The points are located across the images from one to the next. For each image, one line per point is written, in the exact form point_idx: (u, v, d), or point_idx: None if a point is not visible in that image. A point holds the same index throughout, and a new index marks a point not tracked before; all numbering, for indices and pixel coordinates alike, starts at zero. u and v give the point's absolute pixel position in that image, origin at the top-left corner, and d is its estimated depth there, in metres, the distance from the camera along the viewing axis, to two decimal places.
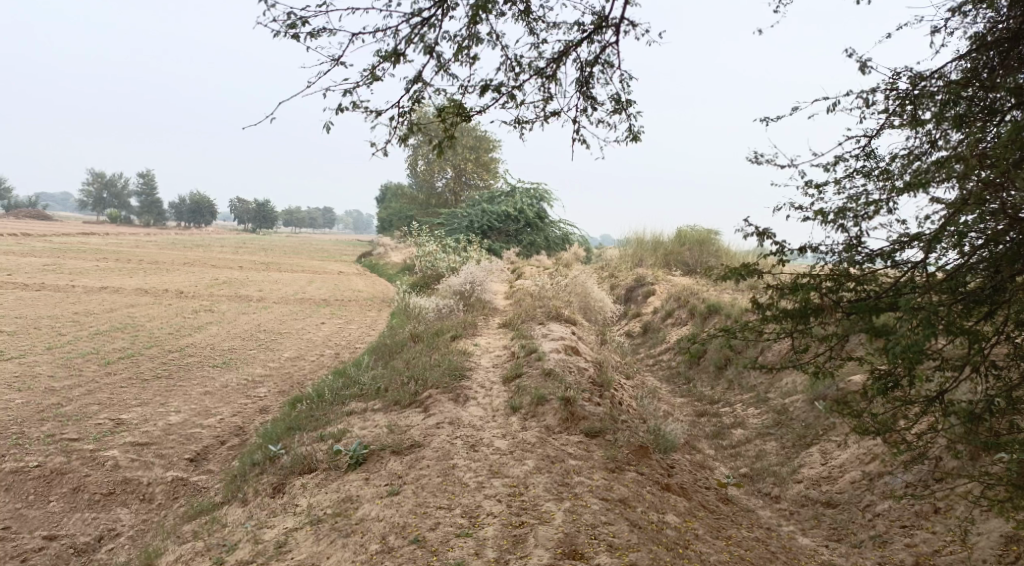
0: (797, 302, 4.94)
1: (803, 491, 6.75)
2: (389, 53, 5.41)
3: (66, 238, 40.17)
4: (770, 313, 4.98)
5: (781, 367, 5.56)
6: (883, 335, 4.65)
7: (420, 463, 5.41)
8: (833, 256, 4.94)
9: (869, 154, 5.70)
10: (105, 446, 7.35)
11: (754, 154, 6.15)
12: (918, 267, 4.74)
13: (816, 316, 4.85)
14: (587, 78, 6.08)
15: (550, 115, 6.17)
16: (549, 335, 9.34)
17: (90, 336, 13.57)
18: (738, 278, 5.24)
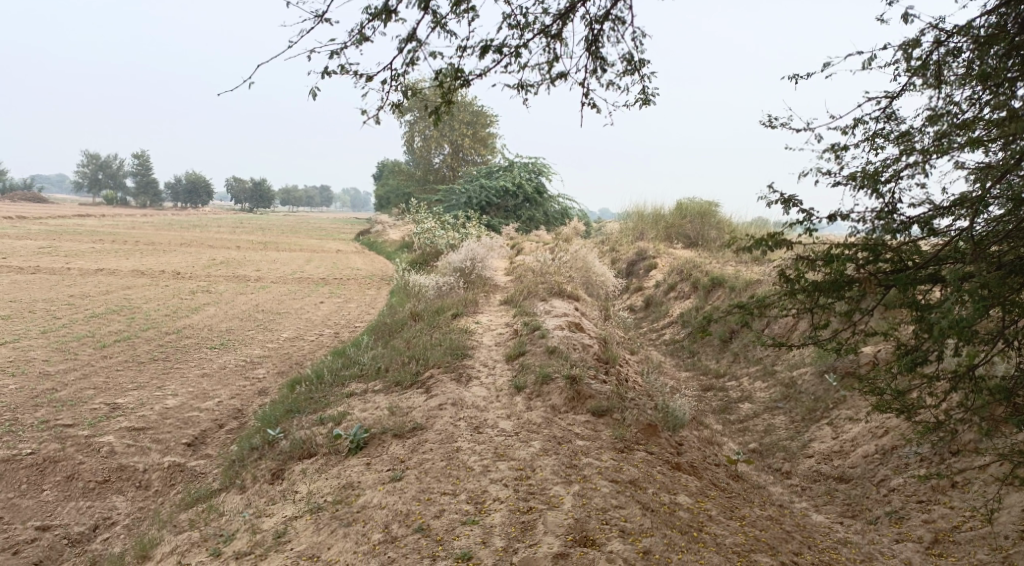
0: (829, 274, 4.72)
1: (814, 466, 6.60)
2: (379, 10, 5.12)
3: (62, 220, 39.78)
4: (798, 284, 4.78)
5: (798, 342, 5.36)
6: (920, 307, 4.45)
7: (423, 447, 5.25)
8: (865, 226, 4.72)
9: (890, 116, 5.46)
10: (100, 432, 7.19)
11: (768, 118, 5.92)
12: (956, 235, 4.52)
13: (848, 287, 4.66)
14: (597, 37, 5.80)
15: (555, 77, 5.90)
16: (553, 312, 9.16)
17: (85, 319, 13.38)
18: (762, 248, 5.02)
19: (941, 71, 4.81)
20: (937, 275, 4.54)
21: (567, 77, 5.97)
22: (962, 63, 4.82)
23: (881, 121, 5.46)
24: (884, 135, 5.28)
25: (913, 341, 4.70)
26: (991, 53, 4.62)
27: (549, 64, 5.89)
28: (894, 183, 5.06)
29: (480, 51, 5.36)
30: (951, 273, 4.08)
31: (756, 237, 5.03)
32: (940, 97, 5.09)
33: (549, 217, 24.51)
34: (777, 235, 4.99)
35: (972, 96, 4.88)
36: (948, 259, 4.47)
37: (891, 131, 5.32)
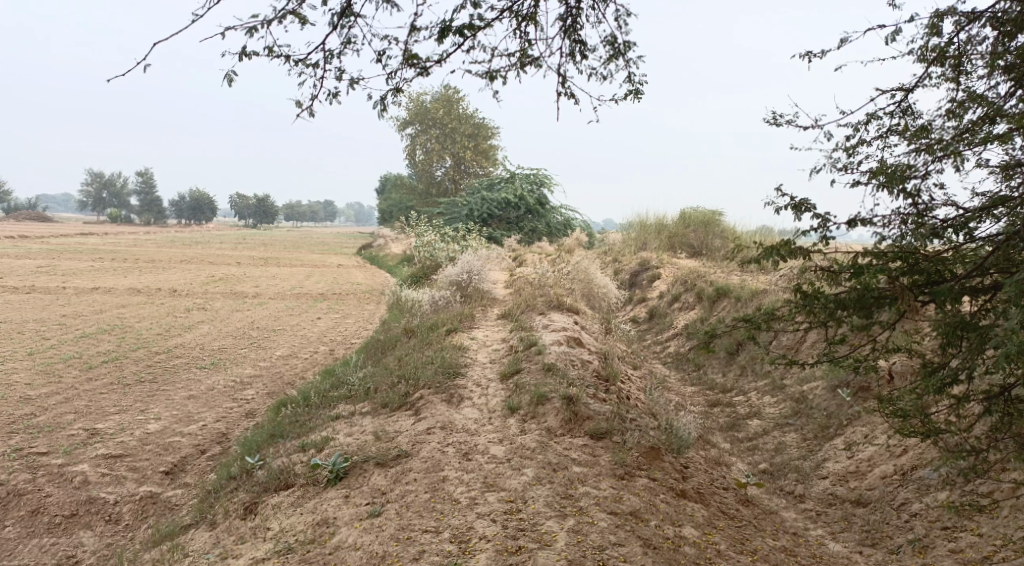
0: (859, 289, 4.35)
1: (829, 488, 6.21)
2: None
3: (65, 239, 39.65)
4: (820, 300, 4.45)
5: (815, 361, 4.98)
6: (966, 325, 4.07)
7: (406, 477, 4.88)
8: (892, 231, 4.38)
9: (905, 111, 5.12)
10: (74, 460, 6.85)
11: (774, 115, 5.62)
12: (993, 237, 4.18)
13: (883, 304, 4.34)
14: (574, 20, 5.47)
15: (527, 63, 5.60)
16: (551, 326, 8.77)
17: (75, 340, 13.06)
18: (775, 259, 4.69)
19: (960, 61, 4.50)
20: (976, 287, 4.20)
21: (541, 64, 5.66)
22: (982, 52, 4.51)
23: (897, 116, 5.14)
24: (901, 132, 4.95)
25: (944, 359, 4.33)
26: (1016, 39, 4.32)
27: (521, 49, 5.57)
28: (918, 180, 4.78)
29: (437, 33, 5.04)
30: (1009, 288, 3.71)
31: (769, 247, 4.69)
32: (960, 88, 4.76)
33: (551, 228, 24.15)
34: (791, 244, 4.67)
35: (994, 86, 4.61)
36: (991, 268, 4.12)
37: (909, 125, 5.05)
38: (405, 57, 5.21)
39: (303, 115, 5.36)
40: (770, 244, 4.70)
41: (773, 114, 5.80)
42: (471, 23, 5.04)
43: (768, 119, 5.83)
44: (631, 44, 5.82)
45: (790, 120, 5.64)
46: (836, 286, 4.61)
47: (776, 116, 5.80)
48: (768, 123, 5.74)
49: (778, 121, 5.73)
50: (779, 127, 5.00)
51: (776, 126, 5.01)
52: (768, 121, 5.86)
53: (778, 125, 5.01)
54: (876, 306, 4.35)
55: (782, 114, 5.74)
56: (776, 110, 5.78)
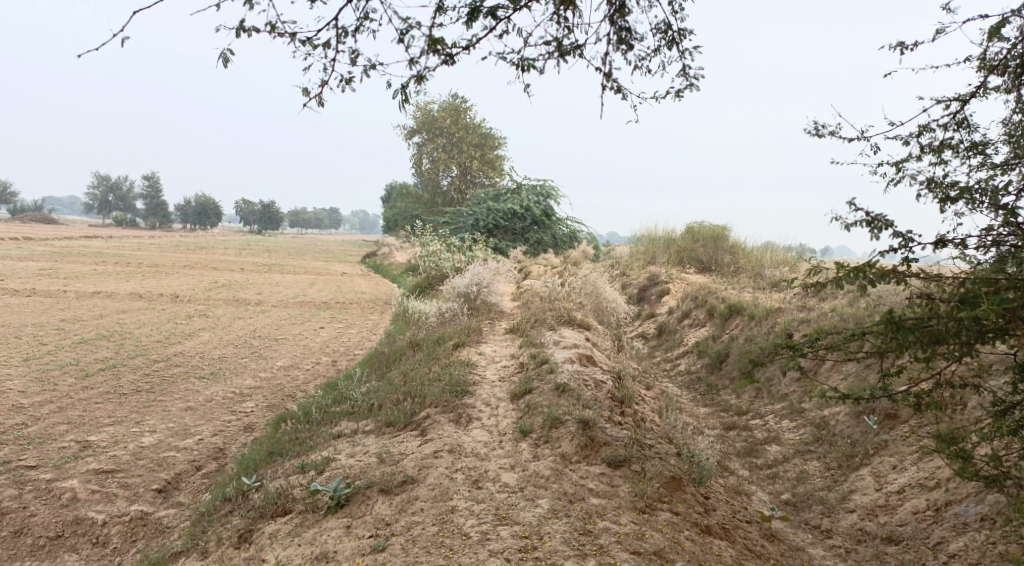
0: (966, 320, 4.13)
1: (857, 522, 5.88)
2: None
3: (69, 242, 39.53)
4: (915, 332, 4.29)
5: (886, 393, 4.73)
6: None
7: (412, 507, 4.58)
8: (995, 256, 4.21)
9: (963, 123, 5.00)
10: (64, 475, 6.56)
11: (819, 129, 5.51)
12: None
13: (987, 335, 4.19)
14: (622, 8, 5.24)
15: (565, 55, 5.36)
16: (562, 342, 8.48)
17: (72, 346, 12.77)
18: (860, 282, 4.55)
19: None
20: None
21: (581, 54, 5.45)
22: None
23: (955, 130, 5.01)
24: (962, 147, 4.83)
25: None
26: None
27: (560, 39, 5.34)
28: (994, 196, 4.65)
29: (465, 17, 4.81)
30: None
31: (853, 270, 4.55)
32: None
33: (557, 240, 23.82)
34: (874, 267, 4.56)
35: None
36: None
37: (963, 139, 5.00)
38: (431, 44, 5.01)
39: (314, 107, 5.21)
40: (854, 268, 4.56)
41: (817, 126, 5.72)
42: (503, 9, 4.81)
43: (811, 130, 5.75)
44: (686, 32, 5.50)
45: (835, 133, 5.56)
46: (930, 314, 4.38)
47: (819, 127, 5.72)
48: (812, 136, 5.65)
49: (822, 132, 5.65)
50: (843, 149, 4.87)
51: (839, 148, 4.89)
52: (810, 132, 5.78)
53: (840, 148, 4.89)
54: (975, 338, 4.21)
55: (826, 125, 5.66)
56: (819, 122, 5.70)
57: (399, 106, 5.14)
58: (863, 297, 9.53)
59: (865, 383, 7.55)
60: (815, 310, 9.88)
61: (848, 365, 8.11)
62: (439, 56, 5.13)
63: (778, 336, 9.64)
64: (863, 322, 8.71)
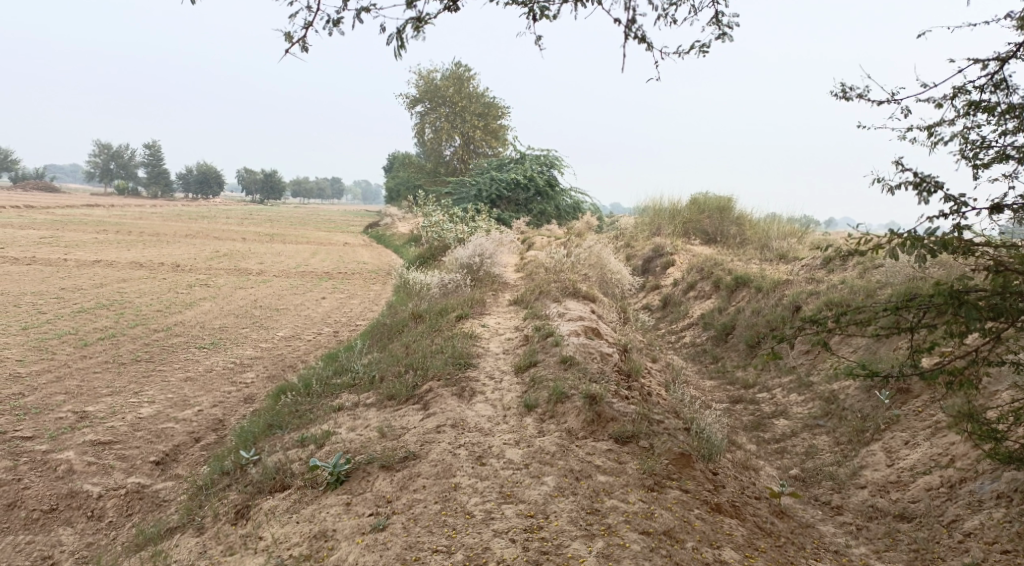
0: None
1: (868, 499, 5.76)
2: None
3: (71, 210, 39.35)
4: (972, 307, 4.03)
5: (916, 369, 4.49)
6: None
7: (414, 484, 4.44)
8: None
9: (1003, 84, 4.83)
10: (61, 446, 6.45)
11: (848, 91, 5.30)
12: None
13: None
14: None
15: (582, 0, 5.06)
16: (567, 314, 8.30)
17: (72, 315, 12.65)
18: (918, 251, 4.23)
19: None
20: None
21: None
22: None
23: (993, 92, 4.84)
24: (1008, 108, 4.65)
25: None
26: None
27: None
28: None
29: None
30: None
31: (911, 238, 4.23)
32: None
33: (561, 211, 23.54)
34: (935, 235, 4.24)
35: None
36: None
37: (1000, 102, 4.79)
38: None
39: (295, 54, 4.86)
40: (912, 236, 4.23)
41: (843, 88, 5.50)
42: None
43: (838, 93, 5.52)
44: None
45: (862, 94, 5.33)
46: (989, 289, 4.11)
47: (846, 90, 5.48)
48: (838, 97, 5.42)
49: (849, 94, 5.42)
50: (887, 110, 4.65)
51: (883, 110, 4.67)
52: (836, 95, 5.56)
53: (884, 110, 4.68)
54: None
55: (853, 87, 5.42)
56: (845, 84, 5.47)
57: (396, 53, 4.81)
58: (873, 269, 9.33)
59: (876, 357, 7.39)
60: (825, 282, 9.67)
61: (859, 338, 7.93)
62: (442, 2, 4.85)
63: (786, 308, 9.45)
64: (874, 297, 8.52)
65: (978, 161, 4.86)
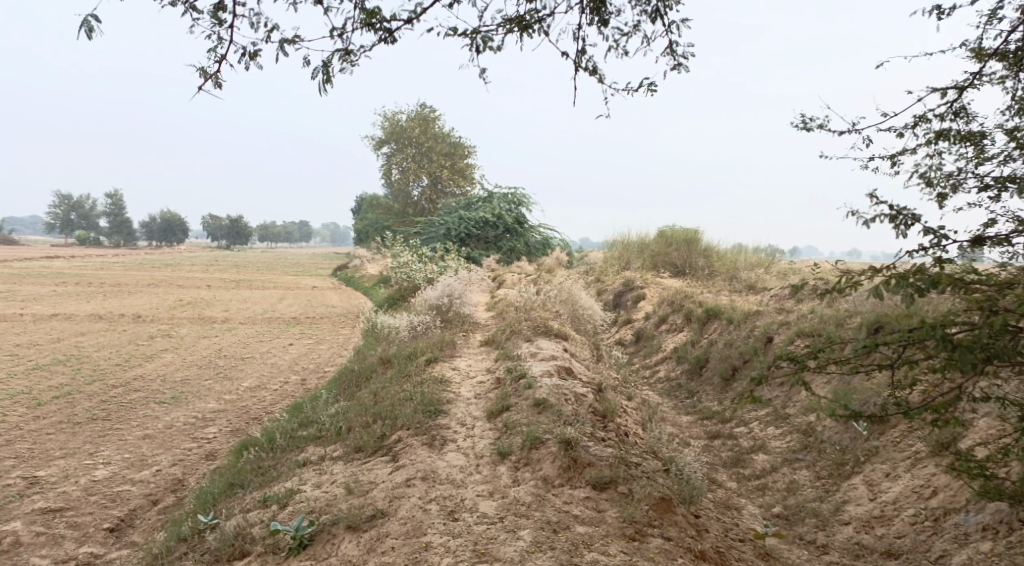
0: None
1: (853, 536, 5.63)
2: None
3: (29, 263, 38.33)
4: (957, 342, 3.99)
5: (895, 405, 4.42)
6: None
7: (383, 545, 4.24)
8: None
9: (964, 111, 4.88)
10: (6, 517, 6.06)
11: (810, 122, 5.28)
12: None
13: None
14: None
15: (528, 31, 5.06)
16: (540, 354, 8.13)
17: (25, 372, 12.13)
18: (905, 289, 4.19)
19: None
20: None
21: (544, 27, 5.15)
22: None
23: (955, 121, 4.88)
24: (973, 136, 4.68)
25: None
26: None
27: (521, 13, 5.03)
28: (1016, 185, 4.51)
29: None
30: None
31: (898, 276, 4.19)
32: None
33: (530, 247, 23.52)
34: (921, 271, 4.21)
35: None
36: None
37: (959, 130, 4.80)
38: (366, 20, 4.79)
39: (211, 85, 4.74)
40: (899, 273, 4.19)
41: (803, 119, 5.49)
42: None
43: (798, 124, 5.51)
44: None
45: (824, 125, 5.32)
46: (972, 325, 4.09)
47: (806, 120, 5.47)
48: (799, 129, 5.41)
49: (810, 125, 5.41)
50: (857, 141, 4.62)
51: (854, 142, 4.64)
52: (798, 126, 5.55)
53: (855, 141, 4.64)
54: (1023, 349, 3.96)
55: (814, 118, 5.42)
56: (806, 116, 5.46)
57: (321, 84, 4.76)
58: (841, 298, 9.34)
59: (851, 387, 7.33)
60: (795, 312, 9.65)
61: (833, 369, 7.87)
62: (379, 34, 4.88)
63: (758, 340, 9.40)
64: (844, 326, 8.51)
65: (942, 190, 4.84)
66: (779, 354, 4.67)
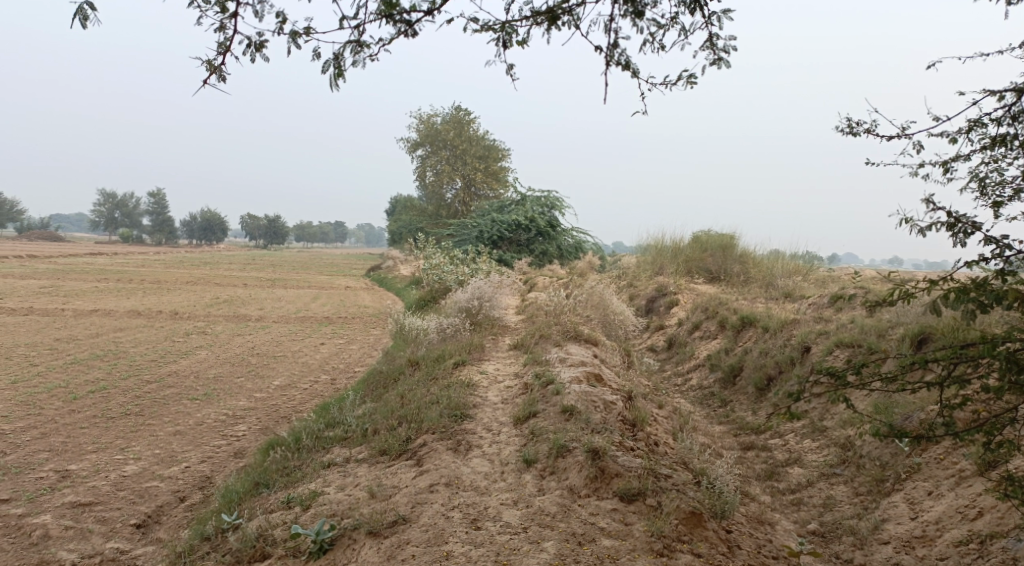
0: None
1: (892, 556, 5.41)
2: None
3: (74, 259, 39.33)
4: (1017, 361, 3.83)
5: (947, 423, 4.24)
6: None
7: (403, 553, 4.21)
8: None
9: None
10: (37, 509, 6.13)
11: (857, 126, 5.07)
12: None
13: None
14: None
15: (558, 23, 4.92)
16: (569, 359, 8.00)
17: (64, 367, 12.36)
18: (966, 305, 4.03)
19: None
20: None
21: (573, 18, 5.01)
22: None
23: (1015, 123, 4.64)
24: None
25: None
26: None
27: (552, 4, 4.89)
28: None
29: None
30: None
31: (959, 291, 4.03)
32: None
33: (562, 251, 23.35)
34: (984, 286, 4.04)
35: None
36: None
37: (1018, 134, 4.56)
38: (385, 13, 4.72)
39: (218, 78, 4.60)
40: (960, 289, 4.02)
41: (848, 123, 5.28)
42: None
43: (845, 129, 5.30)
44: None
45: (872, 130, 5.11)
46: None
47: (853, 124, 5.26)
48: (845, 133, 5.20)
49: (857, 129, 5.19)
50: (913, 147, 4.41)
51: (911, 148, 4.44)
52: (843, 130, 5.34)
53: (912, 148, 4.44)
54: None
55: (861, 122, 5.21)
56: (853, 119, 5.25)
57: (333, 79, 4.72)
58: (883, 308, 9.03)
59: (892, 401, 7.06)
60: (834, 321, 9.36)
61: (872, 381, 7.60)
62: (397, 26, 4.79)
63: (795, 349, 9.13)
64: (886, 338, 8.21)
65: (998, 198, 4.60)
66: (823, 369, 4.53)
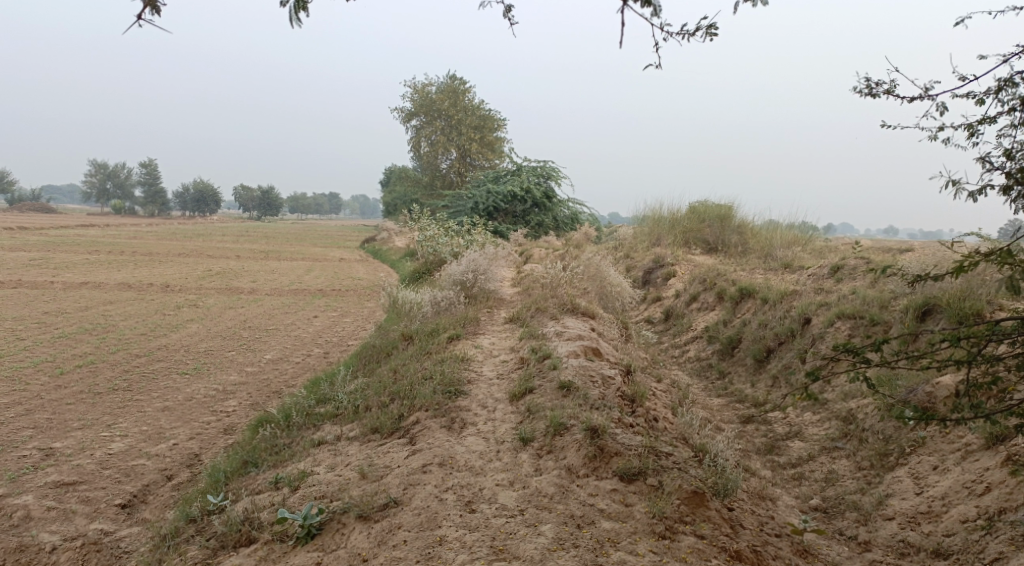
0: None
1: (898, 533, 5.28)
2: None
3: (66, 231, 38.92)
4: None
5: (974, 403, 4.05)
6: None
7: (394, 538, 4.06)
8: None
9: None
10: (19, 489, 5.96)
11: (875, 86, 4.79)
12: None
13: None
14: None
15: None
16: (566, 333, 7.79)
17: (52, 341, 12.14)
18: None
19: None
20: None
21: None
22: None
23: None
24: None
25: None
26: None
27: None
28: None
29: None
30: None
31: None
32: None
33: (558, 222, 23.11)
34: None
35: None
36: None
37: None
38: None
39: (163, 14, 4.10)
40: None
41: (866, 84, 4.98)
42: None
43: (860, 90, 5.01)
44: None
45: (893, 91, 4.83)
46: None
47: (870, 84, 4.97)
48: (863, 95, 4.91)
49: (876, 89, 4.91)
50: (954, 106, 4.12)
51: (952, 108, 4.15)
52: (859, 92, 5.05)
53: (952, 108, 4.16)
54: None
55: (879, 82, 4.92)
56: (869, 79, 4.96)
57: (295, 14, 4.40)
58: (885, 279, 8.83)
59: (896, 374, 6.90)
60: (834, 292, 9.16)
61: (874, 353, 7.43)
62: None
63: (794, 321, 8.94)
64: (888, 310, 8.02)
65: None
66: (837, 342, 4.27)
